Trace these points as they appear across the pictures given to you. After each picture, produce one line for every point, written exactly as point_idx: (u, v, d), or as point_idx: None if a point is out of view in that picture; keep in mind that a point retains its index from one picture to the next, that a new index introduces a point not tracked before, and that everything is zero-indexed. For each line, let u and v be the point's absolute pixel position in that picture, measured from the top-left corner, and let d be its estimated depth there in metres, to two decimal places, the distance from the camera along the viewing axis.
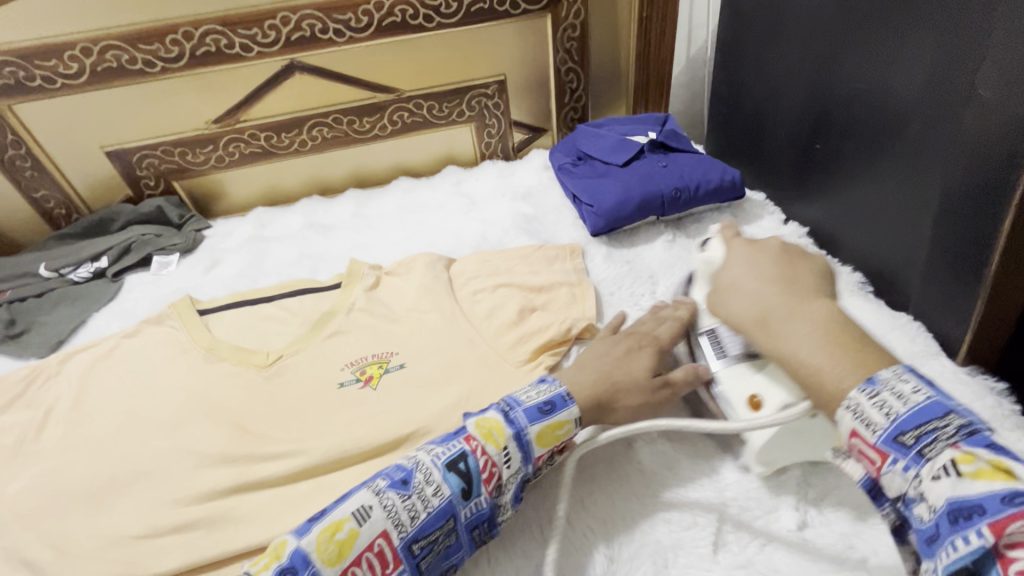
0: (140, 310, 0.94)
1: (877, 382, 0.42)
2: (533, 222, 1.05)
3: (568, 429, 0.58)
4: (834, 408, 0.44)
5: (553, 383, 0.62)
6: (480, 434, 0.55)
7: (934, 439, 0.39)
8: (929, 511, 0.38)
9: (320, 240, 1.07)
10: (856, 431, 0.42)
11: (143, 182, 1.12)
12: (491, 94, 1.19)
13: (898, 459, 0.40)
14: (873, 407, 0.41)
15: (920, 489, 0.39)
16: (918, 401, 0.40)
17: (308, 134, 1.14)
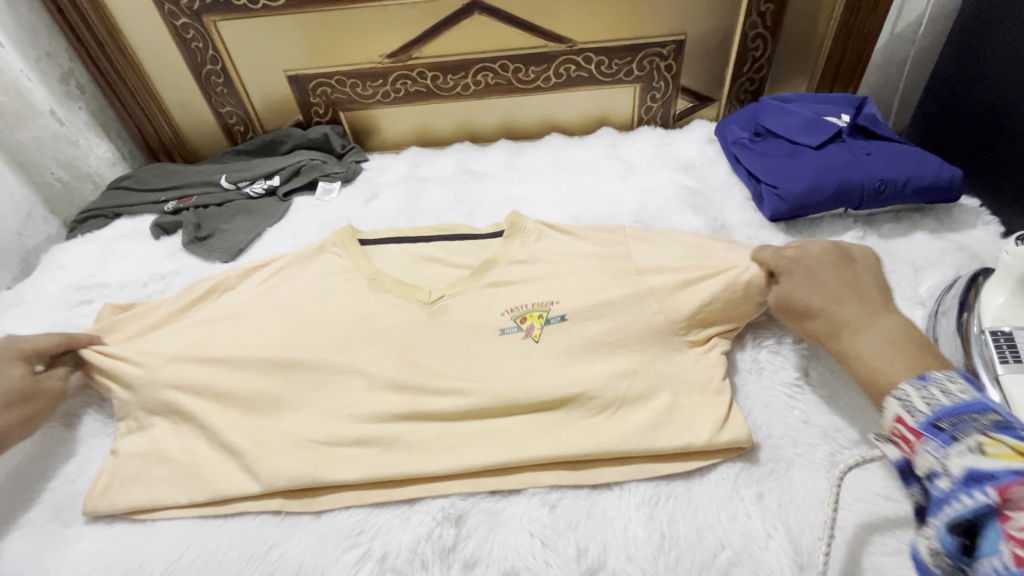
0: (308, 231, 0.99)
1: (928, 379, 0.48)
2: (697, 196, 0.98)
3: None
4: (885, 397, 0.51)
5: None
6: None
7: (970, 426, 0.42)
8: (948, 483, 0.41)
9: (473, 187, 1.06)
10: (901, 417, 0.47)
11: (314, 109, 1.17)
12: (665, 55, 1.11)
13: (932, 441, 0.44)
14: (919, 399, 0.47)
15: (945, 465, 0.42)
16: (962, 397, 0.45)
17: (473, 78, 1.13)
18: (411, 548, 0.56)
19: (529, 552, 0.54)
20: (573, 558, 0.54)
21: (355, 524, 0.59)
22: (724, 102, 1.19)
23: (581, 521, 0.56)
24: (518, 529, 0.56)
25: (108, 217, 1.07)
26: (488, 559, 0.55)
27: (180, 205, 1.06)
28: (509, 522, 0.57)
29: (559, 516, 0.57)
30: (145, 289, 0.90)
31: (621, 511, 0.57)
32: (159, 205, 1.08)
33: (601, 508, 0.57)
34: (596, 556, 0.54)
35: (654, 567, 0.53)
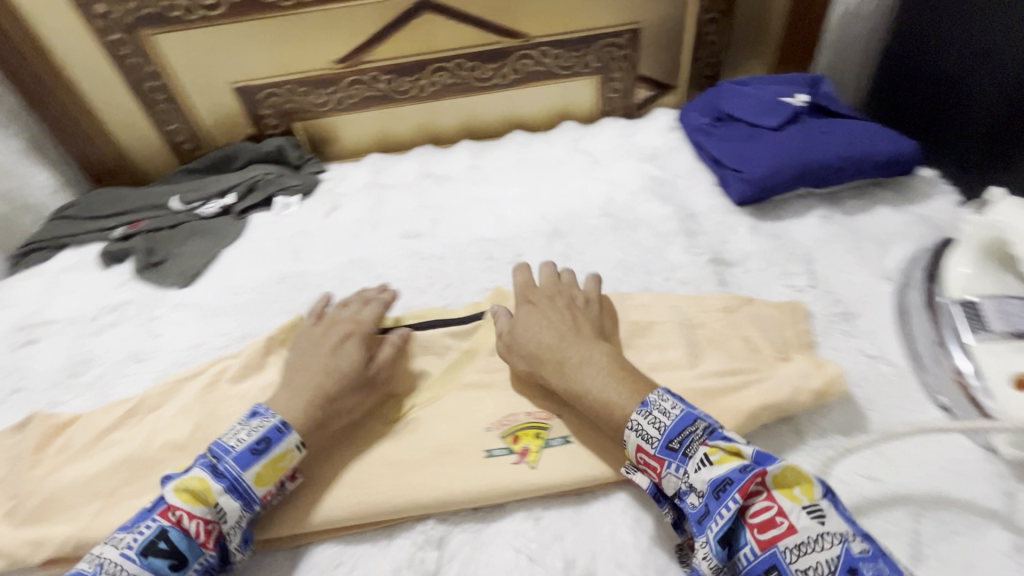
0: (268, 249, 0.95)
1: (648, 403, 0.53)
2: (663, 186, 0.97)
3: (290, 458, 0.56)
4: (622, 429, 0.53)
5: (264, 416, 0.57)
6: (182, 498, 0.50)
7: (693, 442, 0.49)
8: (698, 498, 0.47)
9: (438, 191, 1.04)
10: (640, 446, 0.51)
11: (265, 120, 1.13)
12: (622, 44, 1.10)
13: (671, 463, 0.49)
14: (648, 424, 0.51)
15: (691, 482, 0.47)
16: (676, 413, 0.51)
17: (429, 79, 1.10)
18: None
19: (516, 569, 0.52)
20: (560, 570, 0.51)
21: (332, 557, 0.56)
22: (684, 88, 1.18)
23: (566, 532, 0.54)
24: (503, 545, 0.54)
25: (53, 249, 1.02)
26: None
27: (130, 231, 1.01)
28: (493, 538, 0.55)
29: (544, 528, 0.55)
30: (96, 324, 0.84)
31: (607, 517, 0.55)
32: (107, 232, 1.02)
33: (587, 515, 0.56)
34: (584, 567, 0.52)
35: (644, 572, 0.51)
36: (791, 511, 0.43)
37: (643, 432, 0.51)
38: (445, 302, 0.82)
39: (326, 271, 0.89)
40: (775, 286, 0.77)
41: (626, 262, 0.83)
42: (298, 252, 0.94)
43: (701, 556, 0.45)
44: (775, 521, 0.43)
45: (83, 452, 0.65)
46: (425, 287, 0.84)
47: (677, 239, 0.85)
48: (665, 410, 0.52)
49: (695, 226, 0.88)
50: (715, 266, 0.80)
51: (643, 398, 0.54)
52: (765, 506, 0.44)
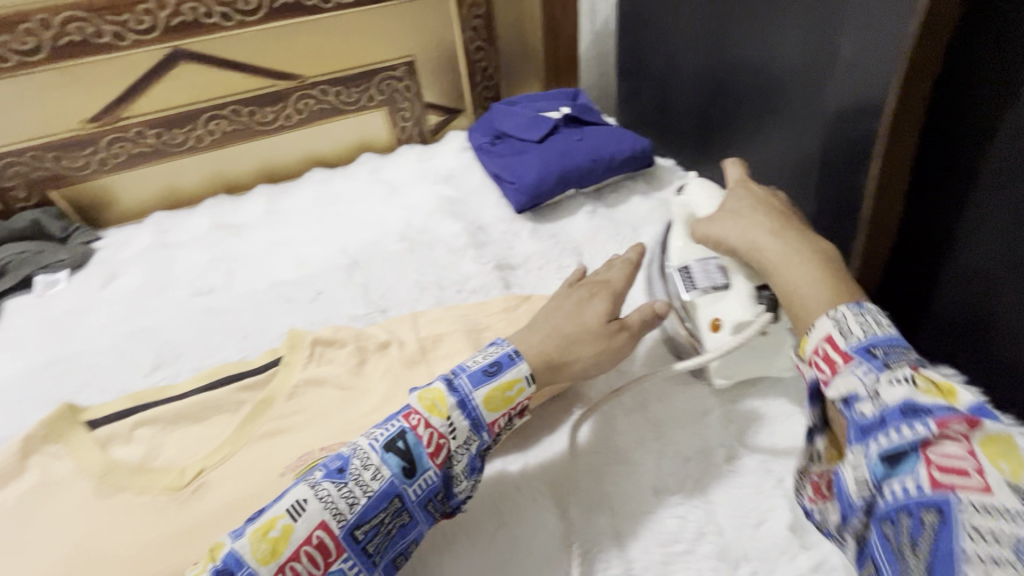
0: (28, 337, 0.84)
1: (863, 307, 0.43)
2: (457, 203, 1.04)
3: (521, 387, 0.57)
4: (819, 316, 0.44)
5: (501, 345, 0.60)
6: (423, 405, 0.53)
7: (888, 349, 0.39)
8: (874, 406, 0.37)
9: (233, 241, 1.00)
10: (830, 337, 0.42)
11: (10, 193, 1.00)
12: (401, 76, 1.16)
13: (859, 363, 0.39)
14: (856, 321, 0.42)
15: (873, 388, 0.37)
16: (887, 328, 0.41)
17: (205, 128, 1.06)
18: None
19: None
20: None
21: None
22: (471, 111, 1.28)
23: None
24: None
25: None
26: None
27: None
28: None
29: None
30: None
31: None
32: None
33: None
34: None
35: (439, 569, 0.56)
36: (996, 477, 0.32)
37: (843, 325, 0.42)
38: (242, 354, 0.79)
39: (102, 349, 0.81)
40: (552, 279, 0.87)
41: (422, 282, 0.88)
42: (67, 334, 0.84)
43: (852, 464, 0.37)
44: (966, 472, 0.32)
45: None
46: (219, 344, 0.81)
47: (468, 252, 0.92)
48: (865, 311, 0.43)
49: (485, 237, 0.96)
50: (501, 271, 0.88)
51: (846, 303, 0.44)
52: (959, 455, 0.33)
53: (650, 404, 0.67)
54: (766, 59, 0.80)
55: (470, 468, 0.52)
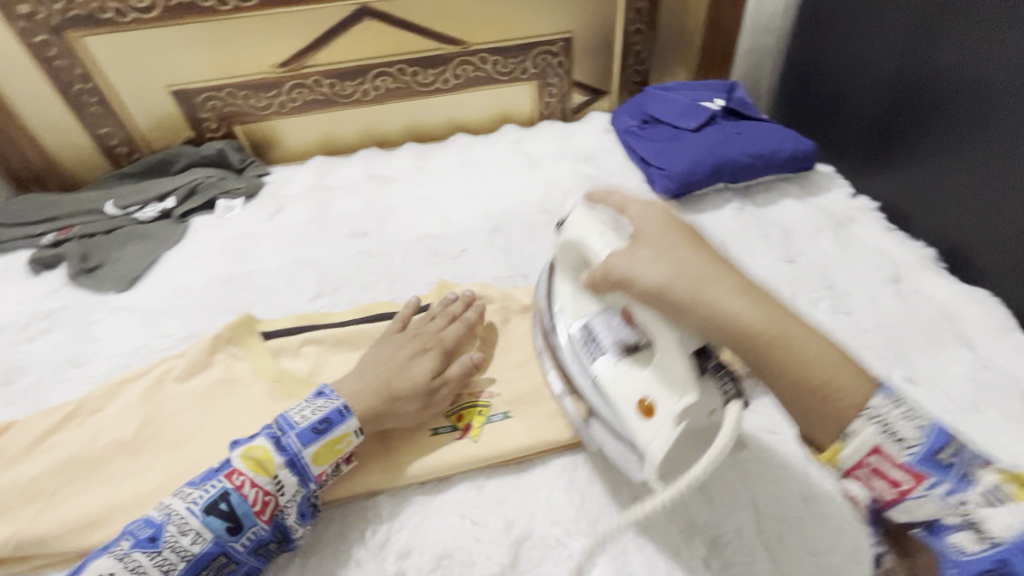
0: (211, 251, 0.95)
1: (892, 390, 0.39)
2: (597, 184, 1.04)
3: (348, 442, 0.57)
4: (848, 417, 0.39)
5: (330, 397, 0.59)
6: (247, 466, 0.52)
7: (935, 444, 0.37)
8: (979, 541, 0.34)
9: (383, 192, 1.06)
10: (879, 445, 0.38)
11: (204, 124, 1.12)
12: (557, 52, 1.17)
13: (937, 479, 0.37)
14: (901, 418, 0.38)
15: (966, 516, 0.35)
16: (928, 425, 0.37)
17: (372, 83, 1.13)
18: (343, 552, 0.55)
19: (460, 533, 0.55)
20: (502, 530, 0.55)
21: None
22: (616, 94, 1.27)
23: (508, 496, 0.58)
24: (449, 513, 0.57)
25: None
26: (420, 547, 0.55)
27: (61, 237, 0.98)
28: (441, 508, 0.58)
29: (487, 495, 0.59)
30: (26, 332, 0.82)
31: (544, 481, 0.60)
32: (35, 239, 0.99)
33: (526, 481, 0.60)
34: (524, 526, 0.56)
35: (576, 526, 0.56)
36: None
37: (886, 426, 0.38)
38: (392, 296, 0.85)
39: (272, 271, 0.90)
40: None
41: None
42: (242, 254, 0.94)
43: None
44: None
45: (23, 456, 0.64)
46: (372, 284, 0.87)
47: None
48: (913, 410, 0.38)
49: None
50: None
51: (881, 385, 0.39)
52: None
53: None
54: (967, 63, 0.75)
55: (299, 516, 0.54)
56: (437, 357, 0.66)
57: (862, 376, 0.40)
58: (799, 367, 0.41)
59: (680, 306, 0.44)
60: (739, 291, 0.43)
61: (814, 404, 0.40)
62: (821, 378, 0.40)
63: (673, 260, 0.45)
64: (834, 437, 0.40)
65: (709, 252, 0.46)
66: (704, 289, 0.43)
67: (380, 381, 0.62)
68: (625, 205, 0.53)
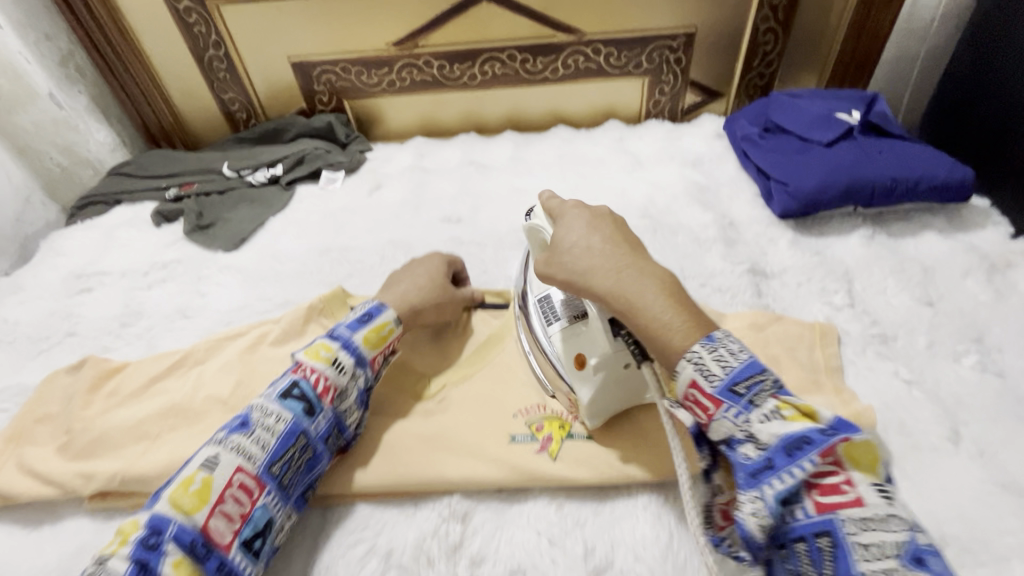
0: (311, 222, 0.98)
1: (714, 338, 0.44)
2: (705, 192, 0.97)
3: (391, 329, 0.64)
4: (676, 359, 0.44)
5: (365, 301, 0.66)
6: (308, 357, 0.58)
7: (760, 389, 0.42)
8: (758, 450, 0.41)
9: (479, 179, 1.05)
10: (695, 381, 0.43)
11: (317, 96, 1.16)
12: (676, 47, 1.10)
13: (730, 406, 0.42)
14: (712, 359, 0.43)
15: (748, 431, 0.41)
16: (744, 357, 0.43)
17: (480, 68, 1.11)
18: (415, 545, 0.53)
19: (536, 551, 0.53)
20: (581, 556, 0.52)
21: (361, 518, 0.57)
22: (734, 97, 1.17)
23: (588, 520, 0.55)
24: (525, 526, 0.55)
25: (109, 203, 1.06)
26: (494, 556, 0.53)
27: (182, 192, 1.04)
28: (517, 519, 0.56)
29: (567, 514, 0.56)
30: (146, 279, 0.88)
31: (629, 510, 0.55)
32: (161, 192, 1.06)
33: (609, 508, 0.56)
34: (604, 556, 0.52)
35: (661, 566, 0.51)
36: (859, 481, 0.38)
37: (703, 367, 0.43)
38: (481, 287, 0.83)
39: (367, 248, 0.91)
40: (812, 302, 0.76)
41: (662, 265, 0.83)
42: (340, 227, 0.96)
43: (749, 510, 0.40)
44: (839, 488, 0.38)
45: (134, 397, 0.68)
46: None
47: (716, 247, 0.85)
48: (737, 346, 0.44)
49: (735, 235, 0.88)
50: (752, 276, 0.80)
51: (708, 333, 0.44)
52: (840, 489, 0.38)
53: (933, 483, 0.56)
54: None
55: (361, 398, 0.60)
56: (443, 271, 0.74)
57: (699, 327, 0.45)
58: (667, 329, 0.45)
59: (596, 293, 0.49)
60: (652, 283, 0.47)
61: (664, 362, 0.46)
62: (671, 343, 0.45)
63: (632, 258, 0.49)
64: (672, 373, 0.45)
65: (630, 256, 0.49)
66: (624, 276, 0.47)
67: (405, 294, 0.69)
68: (560, 212, 0.54)
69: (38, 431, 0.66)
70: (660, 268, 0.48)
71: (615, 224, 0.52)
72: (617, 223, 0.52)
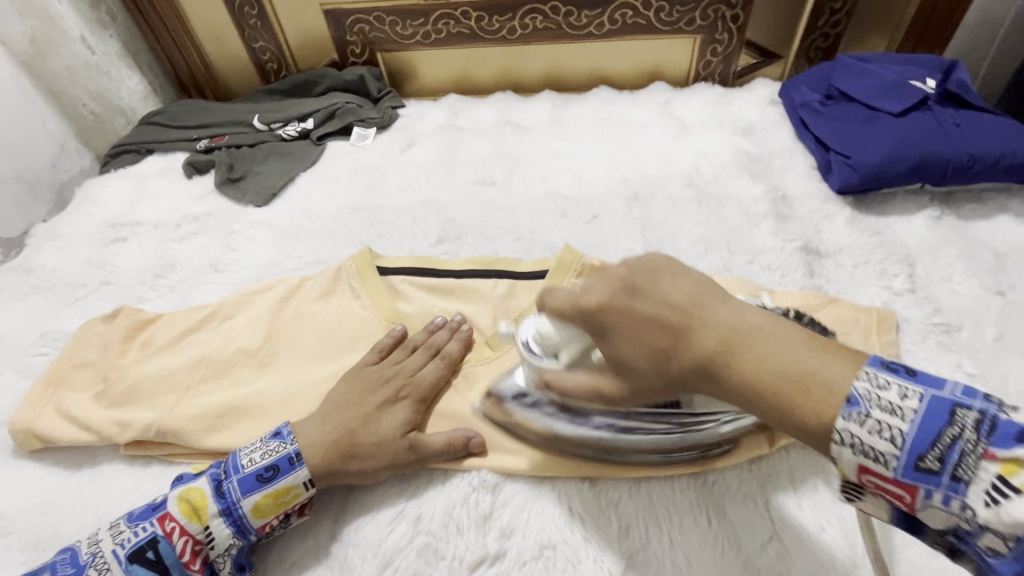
0: (342, 178, 0.95)
1: (853, 398, 0.35)
2: (757, 162, 0.91)
3: (297, 493, 0.52)
4: (820, 443, 0.36)
5: (285, 440, 0.54)
6: (181, 511, 0.50)
7: (961, 455, 0.32)
8: (1003, 543, 0.31)
9: (516, 140, 1.00)
10: (862, 466, 0.35)
11: (350, 48, 1.11)
12: (733, 3, 1.01)
13: (927, 490, 0.33)
14: (867, 432, 0.34)
15: (972, 518, 0.32)
16: (913, 408, 0.34)
17: (521, 21, 1.05)
18: (445, 512, 0.53)
19: (567, 527, 0.52)
20: (614, 535, 0.51)
21: (388, 482, 0.56)
22: (792, 60, 1.08)
23: (621, 499, 0.53)
24: (557, 501, 0.53)
25: (141, 152, 1.05)
26: (524, 529, 0.52)
27: (213, 144, 1.03)
28: (548, 493, 0.54)
29: (600, 492, 0.54)
30: (178, 231, 0.87)
31: (666, 493, 0.53)
32: (192, 143, 1.05)
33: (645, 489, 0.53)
34: (638, 537, 0.51)
35: (697, 549, 0.50)
36: None
37: (867, 449, 0.34)
38: (515, 254, 0.80)
39: (398, 208, 0.88)
40: (869, 286, 0.71)
41: (707, 238, 0.78)
42: (372, 185, 0.93)
43: None
44: None
45: (166, 349, 0.69)
46: (495, 237, 0.82)
47: (767, 222, 0.80)
48: (906, 388, 0.35)
49: (787, 210, 0.82)
50: (805, 255, 0.75)
51: (846, 393, 0.35)
52: None
53: None
54: None
55: (235, 569, 0.51)
56: (411, 408, 0.58)
57: (843, 352, 0.38)
58: (778, 381, 0.37)
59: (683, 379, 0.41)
60: (738, 344, 0.39)
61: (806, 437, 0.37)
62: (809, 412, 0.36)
63: (669, 306, 0.42)
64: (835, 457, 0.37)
65: (679, 313, 0.41)
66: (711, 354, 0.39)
67: (340, 435, 0.54)
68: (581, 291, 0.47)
69: (75, 377, 0.67)
70: (723, 325, 0.40)
71: (617, 305, 0.44)
72: (624, 304, 0.44)
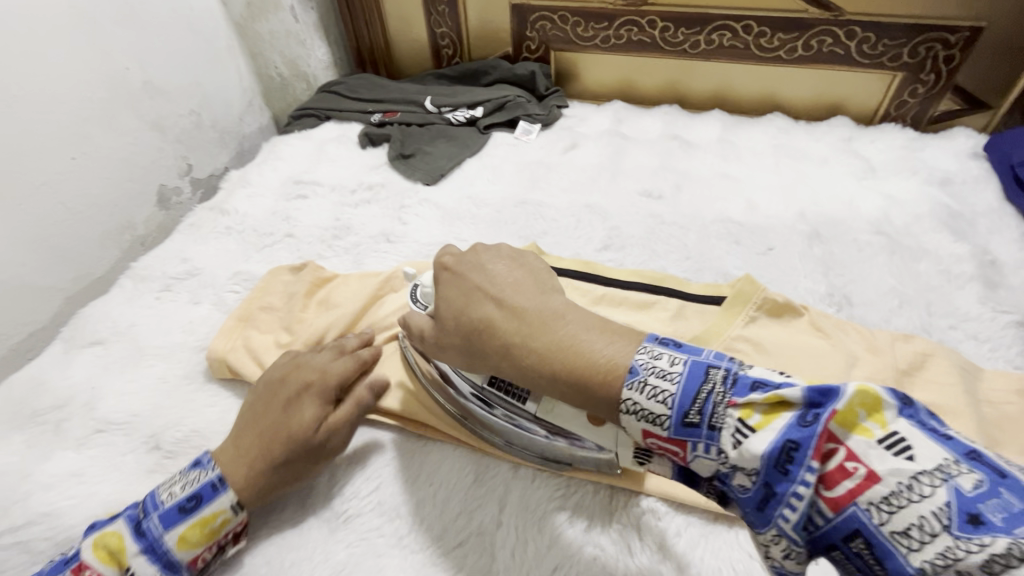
0: (506, 169, 0.97)
1: (637, 373, 0.39)
2: (957, 218, 0.83)
3: (226, 518, 0.50)
4: (618, 416, 0.41)
5: (205, 466, 0.52)
6: (95, 558, 0.46)
7: (714, 406, 0.37)
8: (749, 478, 0.35)
9: (683, 156, 0.97)
10: (648, 431, 0.39)
11: (526, 44, 1.13)
12: (952, 43, 0.93)
13: (694, 443, 0.37)
14: (647, 399, 0.38)
15: (730, 462, 0.36)
16: (679, 373, 0.38)
17: (707, 36, 1.02)
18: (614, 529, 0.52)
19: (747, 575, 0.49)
20: None
21: (556, 485, 0.55)
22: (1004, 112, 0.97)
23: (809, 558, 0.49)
24: (735, 544, 0.50)
25: (319, 118, 1.12)
26: (699, 565, 0.49)
27: (385, 119, 1.08)
28: (724, 535, 0.51)
29: None
30: (354, 197, 0.92)
31: None
32: (365, 115, 1.10)
33: None
34: None
35: None
36: (869, 455, 0.32)
37: (647, 415, 0.39)
38: (682, 274, 0.77)
39: (562, 208, 0.88)
40: None
41: (901, 293, 0.72)
42: (535, 181, 0.94)
43: (781, 548, 0.35)
44: (848, 470, 0.32)
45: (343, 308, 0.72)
46: (661, 252, 0.80)
47: (972, 286, 0.73)
48: (675, 356, 0.39)
49: (997, 277, 0.74)
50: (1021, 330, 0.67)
51: (628, 365, 0.40)
52: (854, 473, 0.32)
53: None
54: None
55: None
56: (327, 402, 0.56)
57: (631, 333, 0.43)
58: (562, 358, 0.43)
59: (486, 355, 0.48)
60: (546, 336, 0.44)
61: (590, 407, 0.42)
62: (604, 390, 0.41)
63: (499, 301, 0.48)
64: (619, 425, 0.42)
65: (494, 305, 0.48)
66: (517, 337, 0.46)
67: (258, 442, 0.53)
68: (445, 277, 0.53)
69: (261, 318, 0.72)
70: (539, 313, 0.46)
71: (451, 277, 0.52)
72: (458, 279, 0.52)
